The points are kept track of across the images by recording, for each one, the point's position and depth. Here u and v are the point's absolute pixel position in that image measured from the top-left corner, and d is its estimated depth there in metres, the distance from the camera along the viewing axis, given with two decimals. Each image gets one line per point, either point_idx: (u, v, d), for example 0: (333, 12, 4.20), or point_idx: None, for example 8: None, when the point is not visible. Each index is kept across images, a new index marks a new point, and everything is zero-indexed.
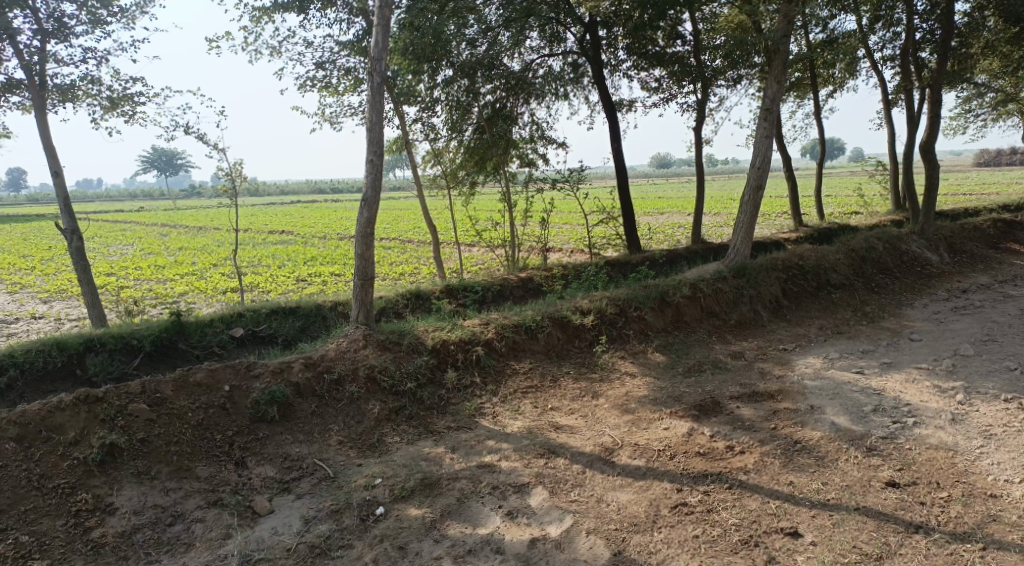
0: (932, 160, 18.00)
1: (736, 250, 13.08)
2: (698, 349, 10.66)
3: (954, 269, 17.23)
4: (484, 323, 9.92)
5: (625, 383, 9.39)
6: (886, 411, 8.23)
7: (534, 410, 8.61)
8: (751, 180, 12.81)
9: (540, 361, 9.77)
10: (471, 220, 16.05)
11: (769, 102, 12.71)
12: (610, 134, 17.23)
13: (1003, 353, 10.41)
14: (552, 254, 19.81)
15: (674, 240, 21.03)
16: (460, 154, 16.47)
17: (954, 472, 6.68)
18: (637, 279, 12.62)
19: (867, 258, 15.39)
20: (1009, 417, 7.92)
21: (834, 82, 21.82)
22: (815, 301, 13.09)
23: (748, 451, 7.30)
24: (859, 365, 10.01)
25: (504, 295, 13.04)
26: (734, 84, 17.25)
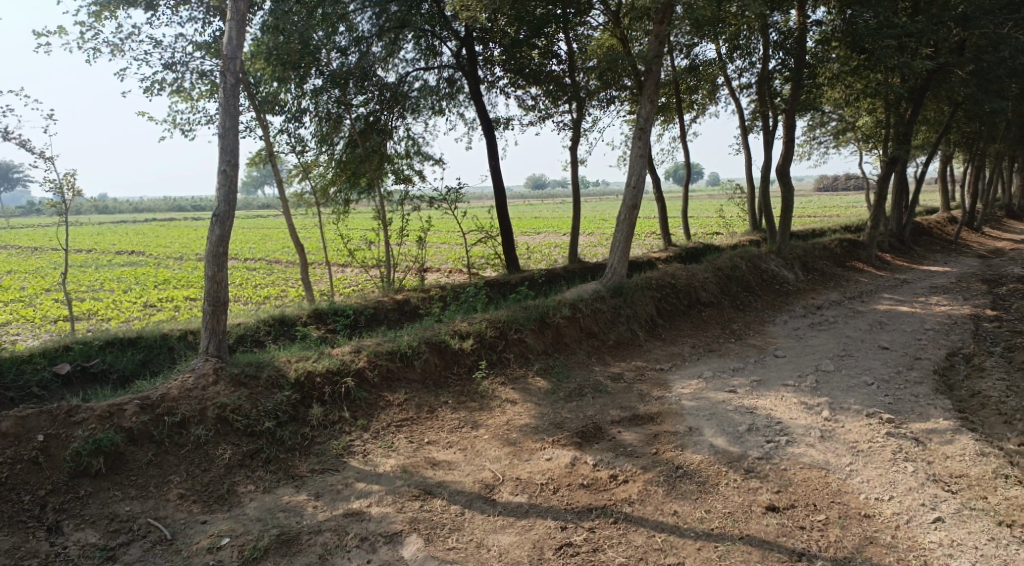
0: (788, 183, 19.07)
1: (613, 269, 13.05)
2: (578, 372, 10.46)
3: (809, 286, 18.31)
4: (355, 350, 9.22)
5: (505, 411, 8.99)
6: (760, 430, 8.30)
7: (409, 445, 8.02)
8: (626, 200, 12.89)
9: (416, 390, 9.19)
10: (343, 238, 15.19)
11: (643, 123, 12.87)
12: (488, 152, 16.99)
13: (860, 368, 10.94)
14: (429, 274, 19.22)
15: (551, 259, 21.07)
16: (331, 168, 15.61)
17: (828, 492, 6.70)
18: (517, 299, 12.32)
19: (733, 276, 15.95)
20: (872, 432, 8.19)
21: (697, 107, 22.79)
22: (687, 320, 13.32)
23: (632, 480, 7.06)
24: (732, 383, 10.15)
25: (377, 319, 12.35)
26: (608, 105, 17.54)
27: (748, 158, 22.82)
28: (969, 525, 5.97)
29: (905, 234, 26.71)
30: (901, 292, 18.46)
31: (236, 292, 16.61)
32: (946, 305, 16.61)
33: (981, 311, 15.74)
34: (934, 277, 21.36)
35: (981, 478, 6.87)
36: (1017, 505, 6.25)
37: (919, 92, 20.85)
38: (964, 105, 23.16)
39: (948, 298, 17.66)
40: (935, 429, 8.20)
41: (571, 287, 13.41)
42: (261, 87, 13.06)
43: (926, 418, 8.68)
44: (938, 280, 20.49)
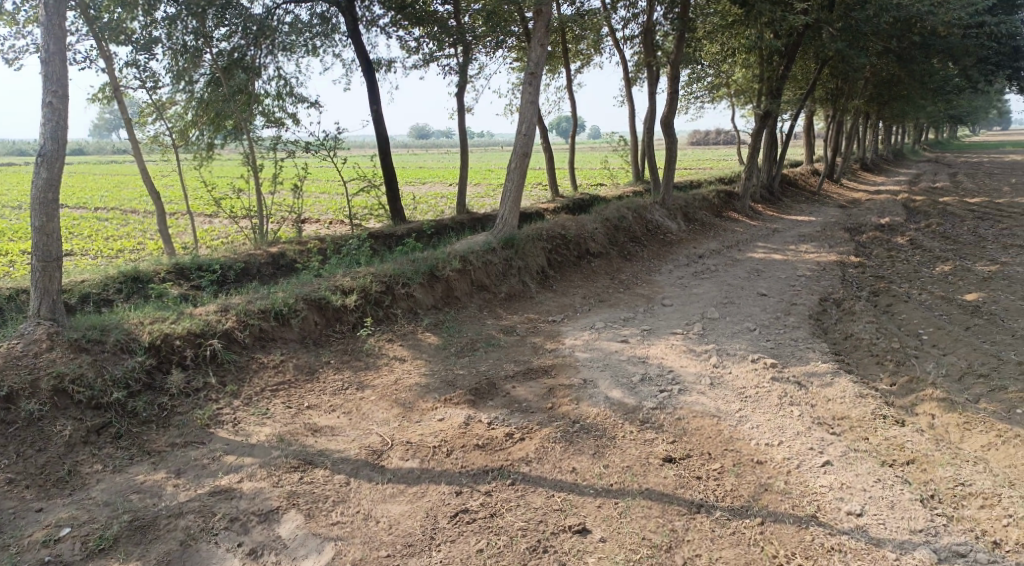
0: (672, 134, 19.26)
1: (504, 221, 12.61)
2: (469, 326, 10.04)
3: (690, 236, 18.70)
4: (222, 310, 8.34)
5: (393, 369, 8.46)
6: (654, 380, 8.23)
7: (286, 411, 7.34)
8: (516, 147, 12.42)
9: (294, 350, 8.46)
10: (207, 187, 13.83)
11: (532, 66, 12.33)
12: (368, 96, 15.97)
13: (742, 315, 11.18)
14: (307, 226, 18.07)
15: (438, 211, 20.35)
16: (192, 108, 14.39)
17: (722, 440, 6.68)
18: (404, 252, 11.66)
19: (620, 226, 15.97)
20: (758, 377, 8.29)
21: (582, 57, 22.54)
22: (577, 271, 13.16)
23: (528, 437, 6.77)
24: (623, 333, 10.08)
25: (249, 275, 11.37)
26: (494, 50, 16.89)
27: (631, 110, 22.94)
28: (856, 468, 6.05)
29: (775, 186, 27.99)
30: (774, 241, 19.26)
31: (85, 246, 14.88)
32: (815, 253, 17.45)
33: (846, 258, 16.64)
34: (802, 226, 22.48)
35: (862, 420, 7.07)
36: (895, 445, 6.46)
37: (791, 47, 21.52)
38: (830, 61, 24.20)
39: (816, 246, 18.60)
40: (815, 372, 8.41)
41: (459, 238, 12.89)
42: (102, 13, 11.45)
43: (806, 360, 8.90)
44: (806, 230, 21.57)
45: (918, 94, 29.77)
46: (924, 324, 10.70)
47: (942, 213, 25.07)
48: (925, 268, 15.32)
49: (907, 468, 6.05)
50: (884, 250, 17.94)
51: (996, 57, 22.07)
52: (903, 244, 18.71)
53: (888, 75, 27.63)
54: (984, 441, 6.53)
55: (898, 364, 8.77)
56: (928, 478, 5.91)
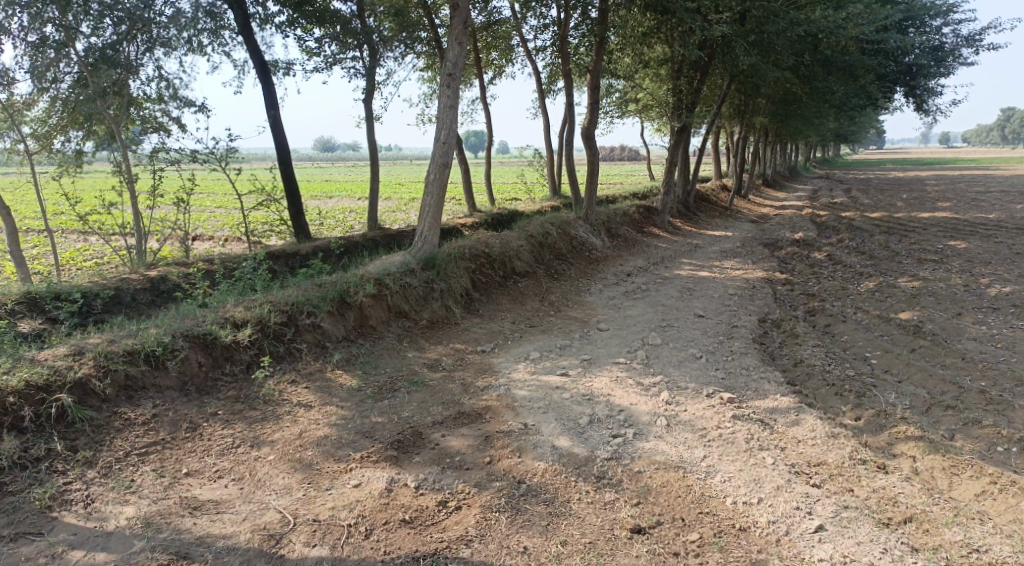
0: (594, 149, 18.48)
1: (423, 238, 11.31)
2: (388, 360, 8.74)
3: (615, 252, 17.96)
4: (75, 354, 6.78)
5: (297, 419, 7.07)
6: (603, 423, 7.23)
7: (159, 482, 5.88)
8: (435, 156, 11.16)
9: (170, 401, 6.95)
10: (73, 200, 11.86)
11: (450, 68, 11.10)
12: (265, 101, 14.37)
13: (684, 339, 10.36)
14: (198, 243, 16.16)
15: (347, 227, 18.72)
16: (57, 111, 12.52)
17: (693, 500, 5.71)
18: (308, 274, 10.20)
19: (545, 243, 14.99)
20: (718, 416, 7.36)
21: (494, 68, 21.52)
22: (504, 293, 12.02)
23: (467, 505, 5.68)
24: (562, 365, 9.03)
25: (120, 305, 9.66)
26: (404, 55, 15.62)
27: (547, 122, 22.11)
28: (854, 533, 5.36)
29: (690, 200, 27.85)
30: (698, 257, 18.82)
31: None
32: (740, 269, 17.07)
33: (772, 274, 16.30)
34: (721, 241, 22.29)
35: (841, 466, 6.29)
36: (887, 499, 5.73)
37: (704, 62, 21.31)
38: (740, 77, 24.22)
39: (739, 262, 18.30)
40: (778, 408, 7.58)
41: (372, 258, 11.49)
42: None
43: (764, 393, 8.07)
44: (726, 245, 21.34)
45: (818, 113, 30.53)
46: (871, 346, 10.21)
47: (851, 227, 25.61)
48: (851, 285, 15.10)
49: (907, 529, 5.41)
50: (807, 265, 17.79)
51: (894, 76, 22.62)
52: (823, 259, 18.66)
53: (791, 94, 28.08)
54: (977, 488, 5.92)
55: (859, 395, 8.11)
56: (935, 543, 5.29)
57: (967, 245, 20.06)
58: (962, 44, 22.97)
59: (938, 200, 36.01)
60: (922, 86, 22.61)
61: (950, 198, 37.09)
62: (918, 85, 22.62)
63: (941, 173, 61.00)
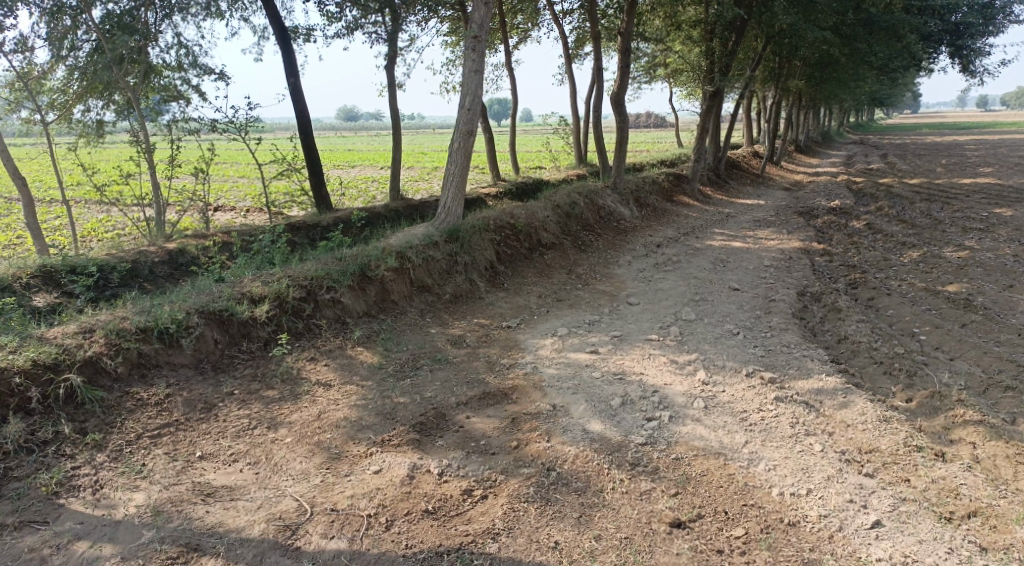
0: (623, 115, 17.82)
1: (447, 209, 10.90)
2: (410, 336, 8.42)
3: (644, 222, 17.40)
4: (86, 331, 6.56)
5: (316, 400, 6.78)
6: (637, 404, 6.83)
7: (170, 467, 5.68)
8: (459, 124, 10.70)
9: (184, 380, 6.71)
10: (91, 170, 11.60)
11: (475, 29, 10.54)
12: (285, 68, 13.96)
13: (720, 314, 9.89)
14: (220, 214, 15.93)
15: (369, 197, 18.35)
16: (74, 79, 12.24)
17: (736, 491, 5.38)
18: (328, 247, 9.87)
19: (572, 214, 14.50)
20: (759, 397, 6.93)
21: (520, 32, 20.84)
22: (529, 265, 11.61)
23: (493, 495, 5.41)
24: (591, 341, 8.63)
25: (138, 278, 9.44)
26: (426, 19, 15.06)
27: (574, 88, 21.43)
28: (917, 530, 5.02)
29: (721, 168, 27.02)
30: (730, 227, 18.18)
31: None
32: (775, 239, 16.44)
33: (809, 245, 15.65)
34: (753, 210, 21.56)
35: (895, 454, 5.86)
36: (948, 491, 5.38)
37: (739, 23, 20.33)
38: (776, 39, 23.24)
39: (774, 231, 17.65)
40: (822, 389, 7.13)
41: (395, 230, 11.12)
42: None
43: (807, 373, 7.60)
44: (759, 214, 20.62)
45: (855, 76, 29.27)
46: (919, 321, 9.65)
47: (889, 194, 24.66)
48: (894, 256, 14.41)
49: (972, 526, 5.06)
50: (845, 235, 17.08)
51: (939, 35, 21.43)
52: (862, 229, 17.92)
53: (827, 56, 26.90)
54: None
55: (911, 375, 7.62)
56: (1006, 542, 4.93)
57: (1014, 213, 19.13)
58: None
59: (979, 166, 34.62)
60: (968, 46, 21.26)
61: (992, 164, 35.68)
62: (964, 46, 21.26)
63: (981, 137, 58.80)
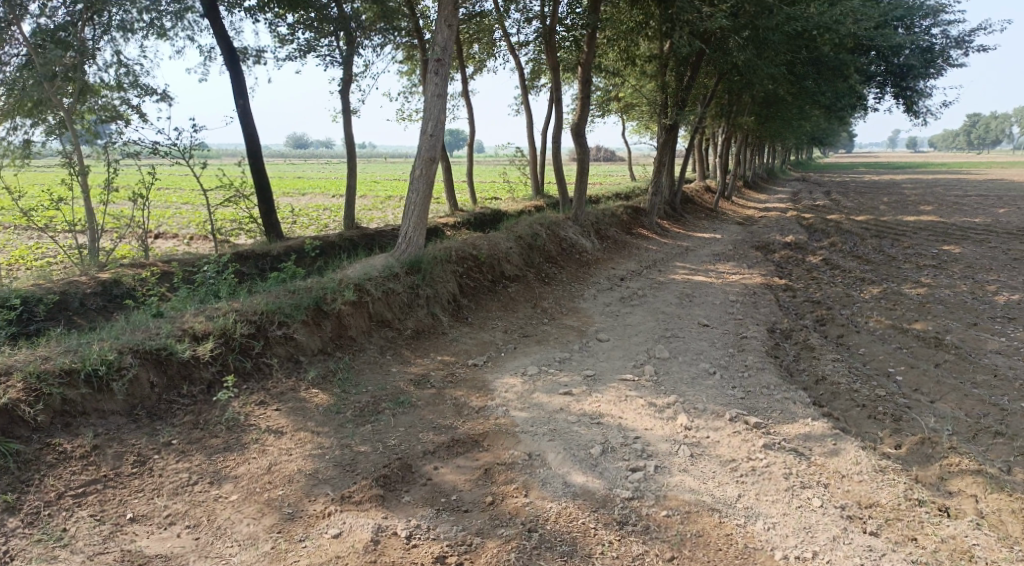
0: (584, 145, 17.60)
1: (408, 239, 10.33)
2: (370, 376, 7.78)
3: (605, 254, 17.11)
4: (0, 374, 5.82)
5: (266, 449, 6.09)
6: (618, 452, 6.32)
7: (96, 534, 5.07)
8: (422, 151, 10.21)
9: (114, 429, 5.99)
10: (17, 193, 10.69)
11: (439, 53, 10.08)
12: (233, 91, 13.29)
13: (693, 352, 9.53)
14: (160, 242, 15.02)
15: (322, 225, 17.63)
16: (3, 97, 11.35)
17: (737, 554, 5.04)
18: (280, 279, 9.18)
19: (534, 245, 14.08)
20: (746, 444, 6.52)
21: (476, 62, 20.56)
22: (493, 298, 11.08)
23: (470, 562, 4.92)
24: (562, 381, 8.13)
25: (66, 311, 8.60)
26: (382, 46, 14.60)
27: (531, 119, 21.20)
28: None
29: (677, 201, 27.13)
30: (691, 261, 18.05)
31: None
32: (737, 274, 16.32)
33: (771, 280, 15.56)
34: (710, 244, 21.58)
35: (897, 509, 5.53)
36: (959, 551, 5.11)
37: (694, 59, 20.45)
38: (729, 77, 23.55)
39: (734, 265, 17.58)
40: (810, 435, 6.77)
41: (352, 261, 10.49)
42: None
43: (792, 417, 7.25)
44: (716, 248, 20.62)
45: (800, 115, 29.97)
46: (893, 361, 9.47)
47: (840, 230, 25.06)
48: (855, 292, 14.39)
49: None
50: (804, 270, 17.11)
51: (883, 76, 21.94)
52: (820, 264, 18.00)
53: (775, 95, 27.45)
54: None
55: (897, 420, 7.33)
56: None
57: (962, 250, 19.54)
58: (952, 44, 22.41)
59: (920, 204, 35.76)
60: (911, 88, 21.81)
61: (930, 202, 36.85)
62: (907, 87, 21.82)
63: (916, 177, 61.17)
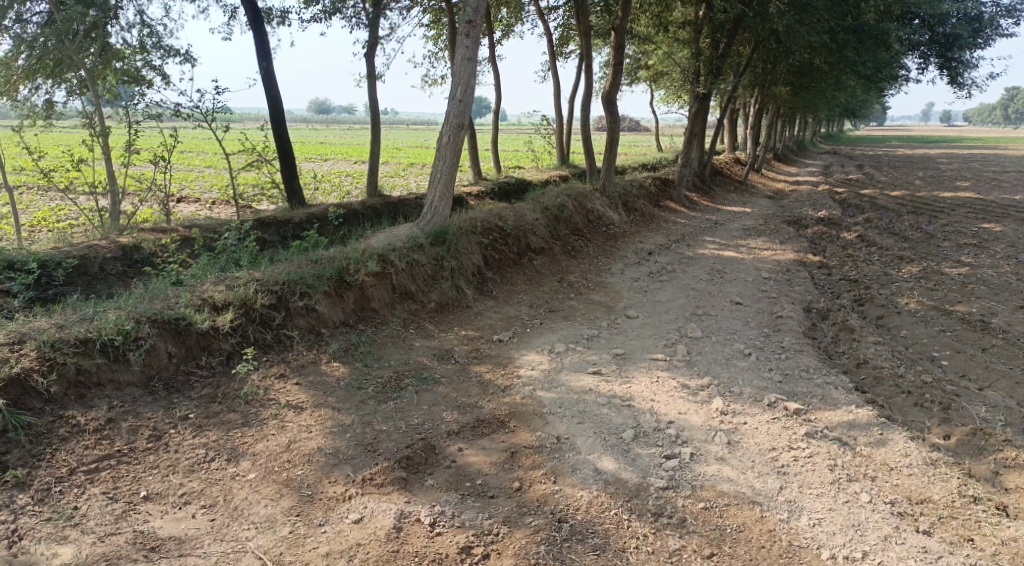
0: (614, 113, 17.06)
1: (433, 209, 10.00)
2: (392, 351, 7.53)
3: (633, 227, 16.67)
4: (14, 342, 5.64)
5: (285, 426, 5.89)
6: (651, 437, 6.04)
7: (109, 511, 4.91)
8: (449, 117, 9.83)
9: (130, 401, 5.81)
10: (37, 154, 10.50)
11: (467, 15, 9.62)
12: (257, 53, 12.95)
13: (726, 331, 9.17)
14: (183, 206, 14.85)
15: (344, 192, 17.34)
16: (25, 56, 11.13)
17: (781, 553, 4.78)
18: (301, 247, 8.93)
19: (561, 217, 13.70)
20: (787, 432, 6.19)
21: (503, 26, 19.96)
22: (519, 272, 10.75)
23: (496, 553, 4.69)
24: (591, 360, 7.83)
25: (86, 276, 8.44)
26: (409, 9, 14.13)
27: (559, 86, 20.61)
28: None
29: (706, 173, 26.46)
30: (721, 235, 17.54)
31: None
32: (769, 250, 15.81)
33: (805, 257, 15.03)
34: (740, 218, 20.97)
35: (951, 507, 5.26)
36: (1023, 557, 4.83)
37: (729, 25, 19.57)
38: (765, 44, 22.69)
39: (766, 241, 17.05)
40: (854, 423, 6.42)
41: (375, 230, 10.21)
42: None
43: (834, 404, 6.88)
44: (747, 222, 20.05)
45: (836, 85, 28.95)
46: (937, 345, 9.02)
47: (874, 206, 24.26)
48: (893, 271, 13.84)
49: None
50: (839, 247, 16.54)
51: (927, 44, 20.31)
52: (855, 241, 17.39)
53: (810, 65, 26.50)
54: None
55: (946, 409, 6.95)
56: None
57: (1004, 229, 18.77)
58: (1002, 13, 21.22)
59: (958, 180, 34.56)
60: (957, 58, 20.14)
61: (968, 178, 35.61)
62: (952, 58, 20.19)
63: (953, 151, 59.36)
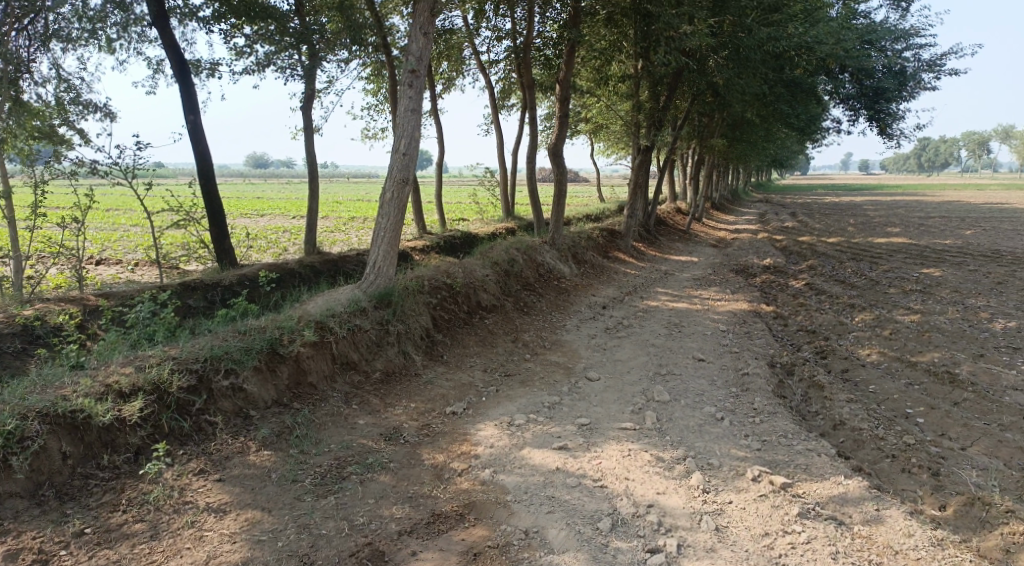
0: (560, 165, 16.75)
1: (378, 269, 9.22)
2: (332, 432, 6.66)
3: (584, 280, 16.22)
4: None
5: (203, 537, 5.14)
6: (631, 527, 5.42)
7: None
8: (393, 170, 9.17)
9: (11, 518, 5.01)
10: None
11: (409, 65, 9.09)
12: (184, 107, 12.14)
13: (693, 393, 8.62)
14: (102, 269, 13.71)
15: (280, 249, 16.39)
16: None
17: None
18: (228, 315, 8.04)
19: (511, 272, 13.10)
20: (778, 514, 5.59)
21: (444, 80, 19.64)
22: (470, 333, 10.03)
23: None
24: (554, 432, 7.14)
25: None
26: (347, 62, 13.59)
27: (502, 139, 20.31)
28: None
29: (650, 222, 26.49)
30: (672, 286, 17.26)
31: None
32: (721, 300, 15.55)
33: (758, 307, 14.81)
34: (689, 268, 20.79)
35: None
36: None
37: (669, 79, 19.70)
38: (703, 98, 23.06)
39: (717, 290, 16.87)
40: (847, 497, 5.87)
41: (313, 292, 9.37)
42: None
43: (820, 474, 6.30)
44: (696, 272, 19.90)
45: (768, 135, 29.73)
46: (910, 400, 8.64)
47: (815, 253, 24.57)
48: (847, 320, 13.68)
49: None
50: (789, 296, 16.43)
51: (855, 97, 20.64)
52: (804, 289, 17.35)
53: (745, 117, 27.14)
54: None
55: (936, 475, 6.46)
56: None
57: (943, 274, 19.09)
58: (923, 68, 22.13)
59: (888, 225, 35.68)
60: (883, 109, 20.46)
61: (897, 224, 36.85)
62: (880, 109, 20.49)
63: (878, 198, 61.91)
